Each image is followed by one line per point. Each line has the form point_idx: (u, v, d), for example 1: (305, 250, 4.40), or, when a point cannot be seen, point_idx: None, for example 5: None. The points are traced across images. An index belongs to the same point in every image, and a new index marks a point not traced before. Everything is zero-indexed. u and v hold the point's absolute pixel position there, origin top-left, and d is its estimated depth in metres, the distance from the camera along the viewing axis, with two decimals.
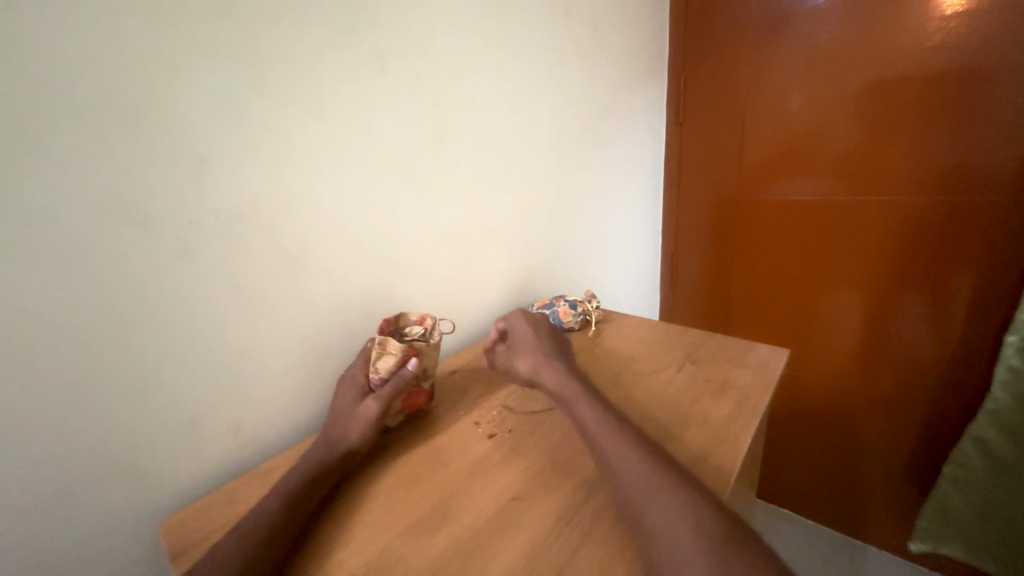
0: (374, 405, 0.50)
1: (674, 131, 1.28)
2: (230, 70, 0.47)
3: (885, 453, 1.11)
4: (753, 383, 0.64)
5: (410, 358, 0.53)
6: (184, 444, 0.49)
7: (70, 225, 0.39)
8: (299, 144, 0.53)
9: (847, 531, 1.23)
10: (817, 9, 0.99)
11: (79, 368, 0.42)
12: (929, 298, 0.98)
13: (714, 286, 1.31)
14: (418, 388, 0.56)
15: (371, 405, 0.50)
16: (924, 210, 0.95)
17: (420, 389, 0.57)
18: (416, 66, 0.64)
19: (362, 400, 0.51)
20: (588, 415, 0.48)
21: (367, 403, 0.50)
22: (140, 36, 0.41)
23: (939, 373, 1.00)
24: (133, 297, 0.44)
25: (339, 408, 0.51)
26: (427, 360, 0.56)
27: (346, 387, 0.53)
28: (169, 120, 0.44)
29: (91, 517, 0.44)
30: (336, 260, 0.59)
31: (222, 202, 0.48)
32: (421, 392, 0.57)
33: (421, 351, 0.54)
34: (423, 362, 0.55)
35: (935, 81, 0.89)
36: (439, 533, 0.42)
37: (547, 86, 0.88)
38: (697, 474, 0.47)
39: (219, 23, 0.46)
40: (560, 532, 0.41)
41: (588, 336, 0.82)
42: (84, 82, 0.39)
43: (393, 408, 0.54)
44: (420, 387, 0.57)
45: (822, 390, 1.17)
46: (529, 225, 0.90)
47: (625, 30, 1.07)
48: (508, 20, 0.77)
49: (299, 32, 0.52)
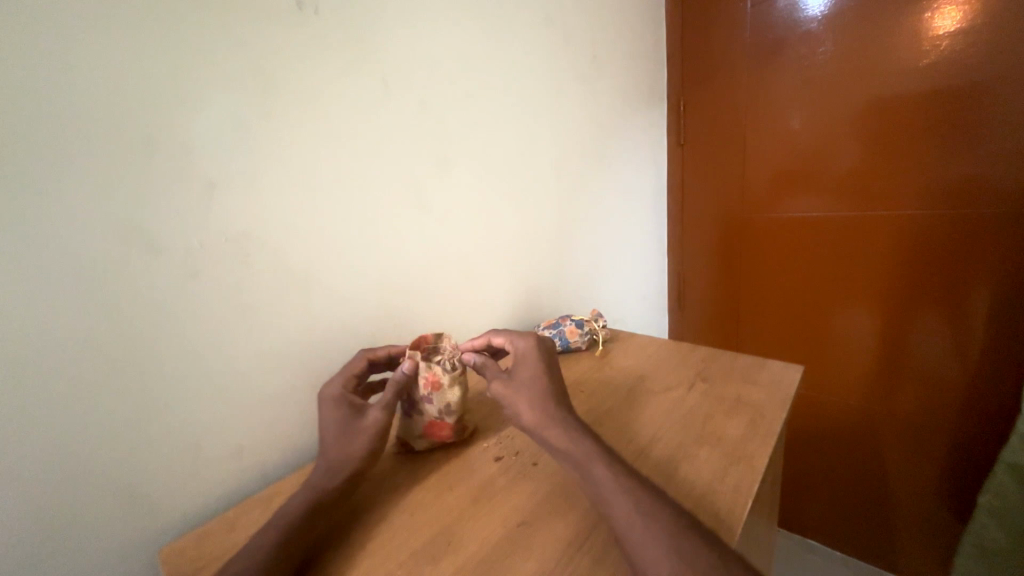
0: (380, 413, 0.50)
1: (675, 152, 1.30)
2: (243, 101, 0.50)
3: (914, 481, 1.05)
4: (767, 400, 0.62)
5: (423, 381, 0.54)
6: (185, 468, 0.49)
7: (80, 248, 0.41)
8: (305, 169, 0.55)
9: (879, 565, 1.15)
10: (810, 32, 1.02)
11: (82, 388, 0.42)
12: (945, 313, 0.95)
13: (723, 305, 1.29)
14: (440, 421, 0.55)
15: (379, 412, 0.50)
16: (934, 224, 0.94)
17: (442, 421, 0.55)
18: (420, 92, 0.67)
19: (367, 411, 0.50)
20: (606, 479, 0.41)
21: (372, 412, 0.50)
22: (157, 72, 0.44)
23: (963, 391, 0.95)
24: (140, 318, 0.45)
25: (332, 425, 0.49)
26: (449, 395, 0.54)
27: (335, 404, 0.50)
28: (180, 148, 0.46)
29: (86, 546, 0.43)
30: (342, 281, 0.60)
31: (231, 225, 0.50)
32: (444, 426, 0.55)
33: (443, 384, 0.54)
34: (443, 396, 0.54)
35: (934, 97, 0.90)
36: (442, 559, 0.40)
37: (549, 109, 0.91)
38: (713, 496, 0.45)
39: (232, 58, 0.49)
40: (570, 559, 0.39)
41: (596, 356, 0.81)
42: (102, 114, 0.41)
43: (414, 430, 0.55)
44: (443, 422, 0.55)
45: (840, 410, 1.13)
46: (534, 246, 0.90)
47: (625, 55, 1.11)
48: (510, 49, 0.81)
49: (308, 64, 0.55)
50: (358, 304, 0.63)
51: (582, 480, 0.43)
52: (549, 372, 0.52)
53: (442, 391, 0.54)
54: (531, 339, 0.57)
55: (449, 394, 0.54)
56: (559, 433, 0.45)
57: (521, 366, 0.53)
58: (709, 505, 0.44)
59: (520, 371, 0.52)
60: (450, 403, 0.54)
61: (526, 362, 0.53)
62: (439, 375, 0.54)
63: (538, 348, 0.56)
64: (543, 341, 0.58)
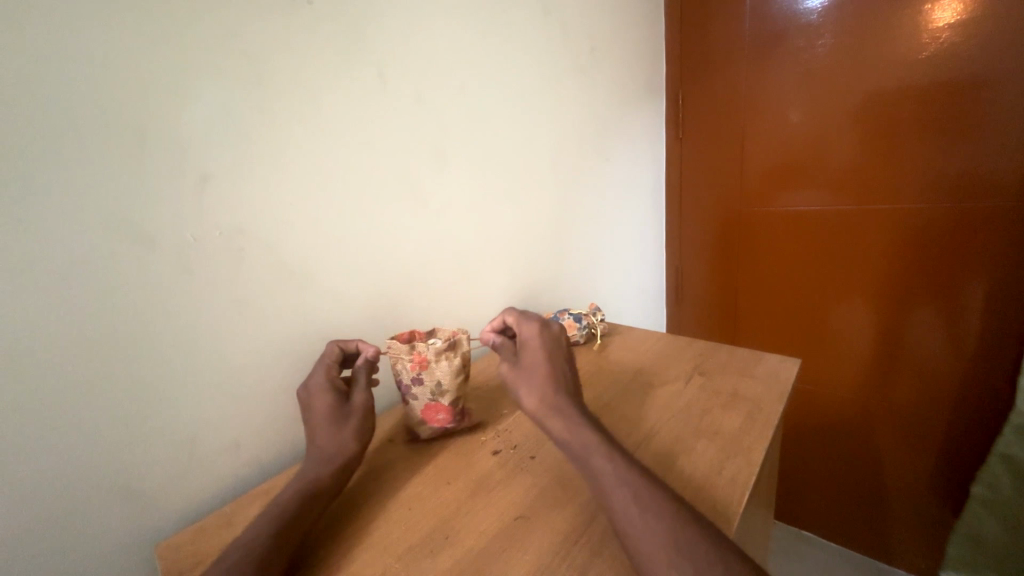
0: (363, 395, 0.52)
1: (674, 146, 1.30)
2: (237, 93, 0.49)
3: (909, 473, 1.06)
4: (765, 393, 0.62)
5: (411, 363, 0.55)
6: (181, 463, 0.49)
7: (74, 243, 0.40)
8: (301, 162, 0.55)
9: (874, 556, 1.17)
10: (810, 24, 1.01)
11: (77, 384, 0.42)
12: (942, 307, 0.95)
13: (722, 299, 1.29)
14: (434, 403, 0.56)
15: (362, 395, 0.52)
16: (932, 218, 0.94)
17: (438, 403, 0.56)
18: (417, 84, 0.66)
19: (352, 398, 0.51)
20: (605, 472, 0.41)
21: (355, 398, 0.51)
22: (149, 63, 0.43)
23: (959, 384, 0.96)
24: (134, 313, 0.44)
25: (323, 421, 0.48)
26: (438, 372, 0.55)
27: (322, 397, 0.50)
28: (173, 141, 0.45)
29: (83, 541, 0.43)
30: (339, 275, 0.60)
31: (225, 219, 0.49)
32: (440, 408, 0.56)
33: (431, 361, 0.55)
34: (433, 374, 0.55)
35: (934, 90, 0.89)
36: (440, 553, 0.40)
37: (548, 102, 0.90)
38: (710, 488, 0.46)
39: (224, 49, 0.48)
40: (568, 552, 0.39)
41: (594, 350, 0.81)
42: (93, 107, 0.41)
43: (413, 418, 0.57)
44: (438, 403, 0.56)
45: (837, 403, 1.13)
46: (532, 240, 0.90)
47: (623, 48, 1.10)
48: (507, 40, 0.80)
49: (303, 56, 0.54)
50: (354, 298, 0.62)
51: (580, 473, 0.43)
52: (557, 361, 0.51)
53: (430, 369, 0.55)
54: (537, 324, 0.56)
55: (438, 372, 0.55)
56: (562, 426, 0.45)
57: (527, 350, 0.53)
58: (706, 497, 0.45)
59: (527, 355, 0.52)
60: (441, 381, 0.55)
61: (531, 347, 0.53)
62: (425, 353, 0.55)
63: (546, 336, 0.54)
64: (550, 327, 0.56)
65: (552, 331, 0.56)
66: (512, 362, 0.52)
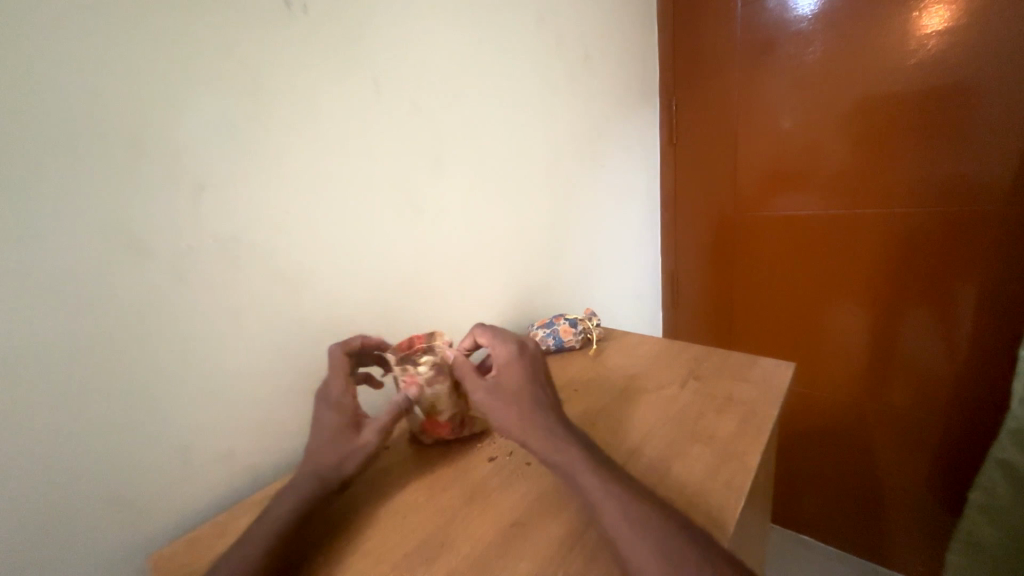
0: (371, 436, 0.46)
1: (668, 151, 1.31)
2: (233, 103, 0.49)
3: (905, 476, 1.07)
4: (759, 397, 0.62)
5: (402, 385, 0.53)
6: (174, 473, 0.48)
7: (68, 252, 0.40)
8: (295, 170, 0.55)
9: (872, 560, 1.17)
10: (799, 32, 1.02)
11: (69, 393, 0.41)
12: (935, 309, 0.96)
13: (717, 303, 1.29)
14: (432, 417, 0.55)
15: (369, 435, 0.46)
16: (923, 222, 0.95)
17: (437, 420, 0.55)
18: (413, 93, 0.67)
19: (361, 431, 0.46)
20: (595, 481, 0.41)
21: (365, 435, 0.46)
22: (146, 76, 0.44)
23: (954, 386, 0.96)
24: (128, 322, 0.44)
25: (316, 435, 0.46)
26: (430, 394, 0.53)
27: (329, 412, 0.47)
28: (169, 150, 0.45)
29: (74, 553, 0.42)
30: (335, 283, 0.60)
31: (220, 227, 0.49)
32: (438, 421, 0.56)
33: (421, 385, 0.53)
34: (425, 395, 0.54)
35: (925, 96, 0.90)
36: (437, 561, 0.40)
37: (542, 109, 0.91)
38: (704, 493, 0.46)
39: (221, 61, 0.48)
40: (563, 559, 0.39)
41: (589, 356, 0.81)
42: (88, 119, 0.41)
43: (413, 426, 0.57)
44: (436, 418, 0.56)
45: (834, 406, 1.13)
46: (527, 245, 0.90)
47: (617, 56, 1.11)
48: (501, 50, 0.81)
49: (299, 66, 0.54)
50: (348, 306, 0.62)
51: (571, 483, 0.42)
52: (534, 380, 0.50)
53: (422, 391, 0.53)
54: (508, 344, 0.53)
55: (430, 391, 0.53)
56: (539, 441, 0.45)
57: (504, 374, 0.51)
58: (701, 502, 0.45)
59: (506, 381, 0.50)
60: (434, 401, 0.54)
61: (508, 369, 0.51)
62: (415, 377, 0.52)
63: (519, 358, 0.52)
64: (525, 346, 0.54)
65: (527, 350, 0.54)
66: (489, 383, 0.50)
